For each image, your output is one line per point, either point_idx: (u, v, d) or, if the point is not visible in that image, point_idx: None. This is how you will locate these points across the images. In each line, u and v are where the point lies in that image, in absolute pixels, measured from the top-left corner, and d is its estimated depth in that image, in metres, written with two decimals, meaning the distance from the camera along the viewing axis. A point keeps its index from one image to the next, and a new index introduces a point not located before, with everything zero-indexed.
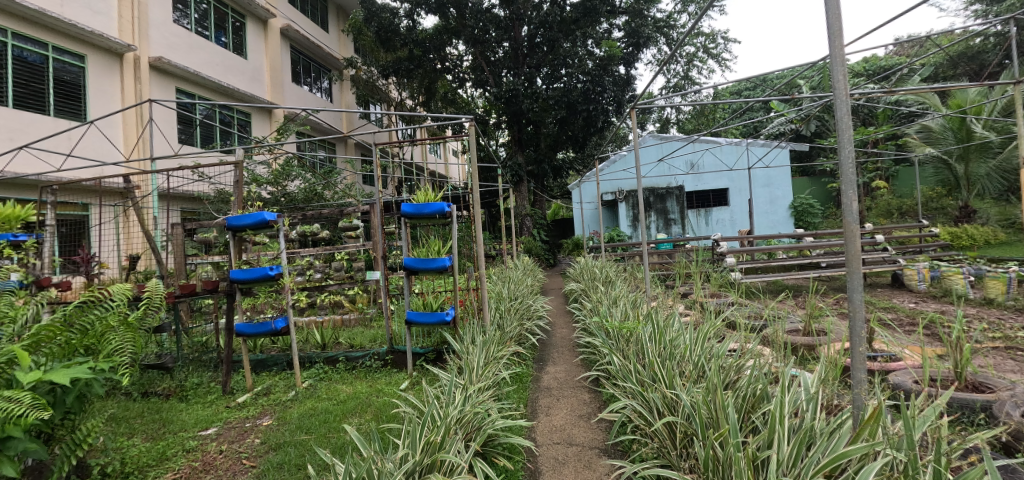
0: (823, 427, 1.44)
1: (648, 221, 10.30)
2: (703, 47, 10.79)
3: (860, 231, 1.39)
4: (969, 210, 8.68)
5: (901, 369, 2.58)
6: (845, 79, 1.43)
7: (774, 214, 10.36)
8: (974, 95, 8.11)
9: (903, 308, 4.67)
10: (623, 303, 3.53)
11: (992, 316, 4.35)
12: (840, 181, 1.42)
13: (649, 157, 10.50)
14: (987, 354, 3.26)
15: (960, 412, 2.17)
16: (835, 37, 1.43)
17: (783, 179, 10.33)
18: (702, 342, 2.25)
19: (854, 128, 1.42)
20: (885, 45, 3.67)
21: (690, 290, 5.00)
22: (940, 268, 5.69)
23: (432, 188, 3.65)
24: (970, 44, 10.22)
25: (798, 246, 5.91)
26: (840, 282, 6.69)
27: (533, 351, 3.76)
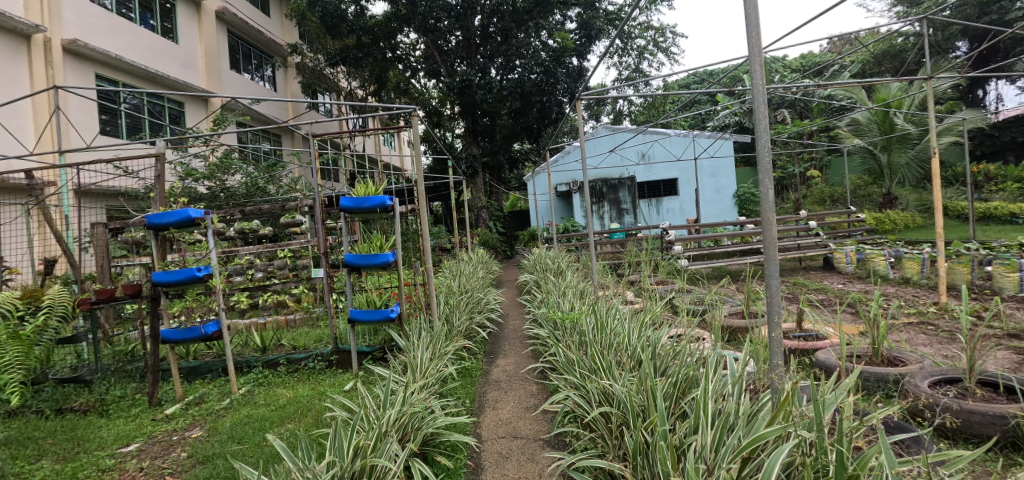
0: (746, 410, 1.49)
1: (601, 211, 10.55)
2: (653, 40, 10.98)
3: (775, 219, 1.43)
4: (891, 197, 9.45)
5: (824, 347, 2.76)
6: (762, 70, 1.45)
7: (720, 203, 10.87)
8: (895, 90, 8.83)
9: (832, 289, 5.01)
10: (570, 293, 3.56)
11: (908, 294, 4.74)
12: (757, 168, 1.46)
13: (601, 148, 10.69)
14: (901, 330, 3.55)
15: (874, 384, 2.37)
16: (753, 29, 1.45)
17: (727, 169, 10.80)
18: (639, 331, 2.29)
19: (770, 120, 1.45)
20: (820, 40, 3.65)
21: (640, 277, 5.16)
22: (864, 250, 6.16)
23: (373, 181, 3.50)
24: (893, 43, 11.03)
25: (740, 234, 6.19)
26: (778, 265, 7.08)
27: (483, 345, 3.73)
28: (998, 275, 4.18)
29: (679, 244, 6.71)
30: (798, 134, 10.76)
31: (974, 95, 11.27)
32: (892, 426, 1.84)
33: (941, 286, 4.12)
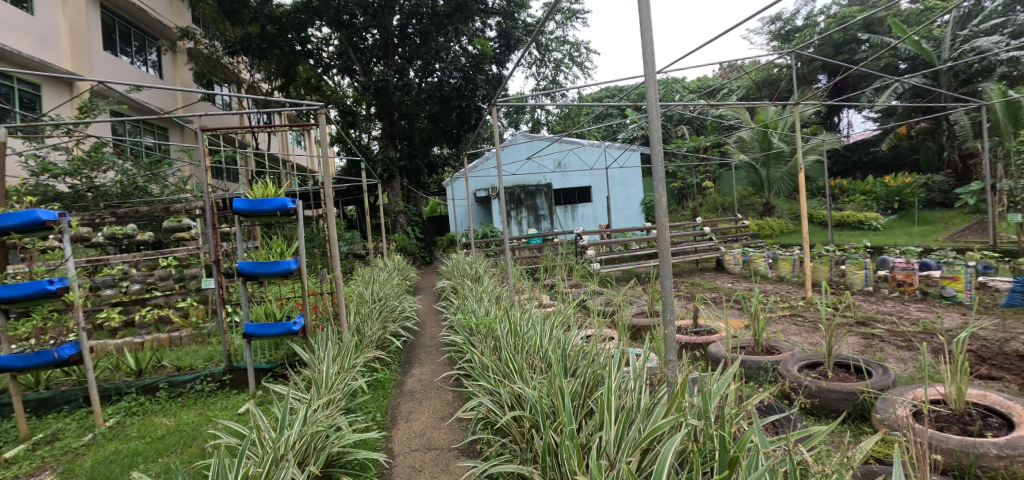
0: (646, 404, 1.59)
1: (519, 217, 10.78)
2: (569, 54, 11.49)
3: (668, 225, 1.55)
4: (769, 206, 10.83)
5: (714, 341, 3.06)
6: (657, 89, 1.58)
7: (628, 209, 11.66)
8: (772, 113, 10.14)
9: (722, 288, 5.60)
10: (487, 299, 3.56)
11: (782, 290, 5.45)
12: (652, 177, 1.57)
13: (519, 156, 10.96)
14: (777, 322, 4.05)
15: (754, 370, 2.68)
16: (647, 50, 1.56)
17: (635, 178, 11.64)
18: (550, 334, 2.36)
19: (663, 135, 1.57)
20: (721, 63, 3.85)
21: (555, 281, 5.36)
22: (747, 253, 6.97)
23: (273, 182, 3.22)
24: (770, 72, 12.68)
25: (646, 239, 6.67)
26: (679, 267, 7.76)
27: (398, 355, 3.60)
28: (849, 272, 4.96)
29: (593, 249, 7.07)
30: (694, 149, 11.93)
31: (831, 121, 13.32)
32: (767, 408, 2.08)
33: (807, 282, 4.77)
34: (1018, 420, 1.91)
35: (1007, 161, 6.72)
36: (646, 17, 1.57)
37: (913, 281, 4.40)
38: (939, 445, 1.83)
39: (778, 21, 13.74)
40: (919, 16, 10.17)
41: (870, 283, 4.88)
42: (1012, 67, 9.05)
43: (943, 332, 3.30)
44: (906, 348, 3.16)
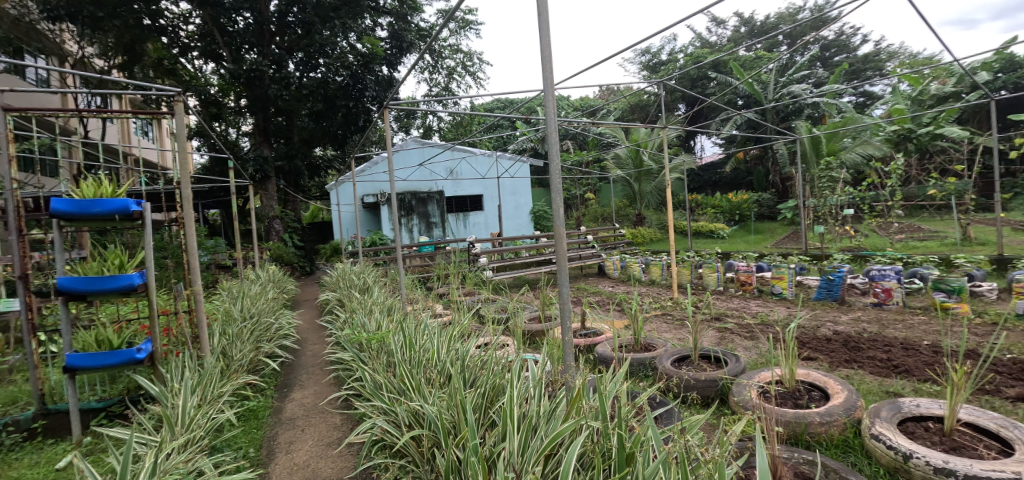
0: (545, 410, 1.63)
1: (410, 224, 10.49)
2: (462, 63, 11.55)
3: (565, 234, 1.61)
4: (641, 217, 12.14)
5: (600, 342, 3.28)
6: (555, 102, 1.63)
7: (518, 218, 12.10)
8: (643, 135, 11.43)
9: (604, 292, 6.09)
10: (378, 311, 3.36)
11: (653, 292, 6.11)
12: (550, 187, 1.62)
13: (411, 161, 10.68)
14: (651, 321, 4.52)
15: (635, 367, 2.93)
16: (546, 65, 1.61)
17: (524, 188, 12.13)
18: (448, 345, 2.30)
19: (560, 149, 1.63)
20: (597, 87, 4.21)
21: (449, 290, 5.30)
22: (624, 259, 7.68)
23: (109, 178, 2.65)
24: (640, 98, 14.28)
25: (536, 246, 6.97)
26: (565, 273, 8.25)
27: (274, 379, 3.20)
28: (705, 275, 5.74)
29: (486, 256, 7.16)
30: (578, 163, 12.88)
31: (688, 144, 15.44)
32: (649, 400, 2.29)
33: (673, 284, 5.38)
34: (831, 392, 2.37)
35: (811, 184, 8.47)
36: (545, 30, 1.63)
37: (752, 281, 5.23)
38: (779, 418, 2.18)
39: (647, 54, 15.56)
40: (751, 62, 12.37)
41: (720, 284, 5.70)
42: (813, 110, 11.47)
43: (774, 323, 3.98)
44: (748, 338, 3.74)
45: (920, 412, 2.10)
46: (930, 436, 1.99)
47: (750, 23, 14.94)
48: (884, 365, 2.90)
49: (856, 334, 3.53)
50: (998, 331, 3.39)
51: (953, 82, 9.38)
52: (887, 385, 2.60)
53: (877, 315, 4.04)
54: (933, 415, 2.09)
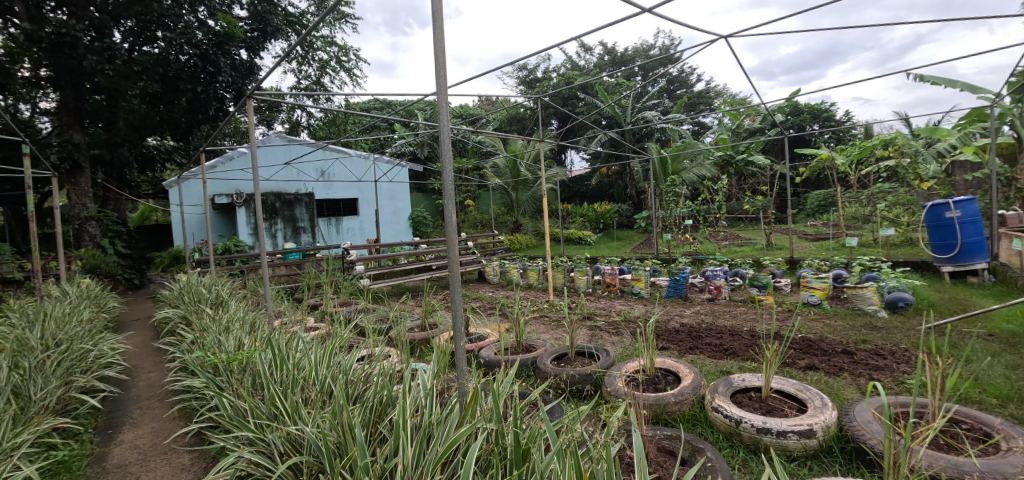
0: (439, 418, 1.62)
1: (273, 229, 9.44)
2: (336, 57, 10.80)
3: (458, 240, 1.63)
4: (518, 224, 12.73)
5: (485, 346, 3.36)
6: (448, 107, 1.64)
7: (396, 224, 11.73)
8: (520, 146, 12.05)
9: (485, 297, 6.24)
10: (238, 328, 2.95)
11: (530, 295, 6.44)
12: (442, 190, 1.64)
13: (275, 159, 9.62)
14: (530, 323, 4.76)
15: (518, 368, 3.09)
16: (440, 71, 1.62)
17: (403, 193, 11.81)
18: (328, 360, 2.14)
19: (454, 155, 1.65)
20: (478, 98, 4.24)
21: (321, 301, 4.89)
22: (504, 264, 7.95)
23: None
24: (517, 111, 15.00)
25: (416, 253, 6.83)
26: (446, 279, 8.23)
27: (92, 419, 2.58)
28: (577, 278, 6.24)
29: (362, 264, 6.78)
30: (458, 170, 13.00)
31: (560, 157, 16.69)
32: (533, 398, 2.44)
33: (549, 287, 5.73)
34: (682, 375, 2.78)
35: (660, 198, 9.82)
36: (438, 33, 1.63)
37: (616, 283, 5.84)
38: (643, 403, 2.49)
39: (524, 70, 16.44)
40: (613, 88, 13.90)
41: (590, 286, 6.25)
42: (660, 134, 13.35)
43: (634, 319, 4.52)
44: (614, 334, 4.18)
45: (745, 384, 2.59)
46: (753, 403, 2.46)
47: (612, 53, 16.80)
48: (718, 349, 3.50)
49: (696, 325, 4.19)
50: (790, 317, 4.35)
51: (758, 120, 11.79)
52: (721, 365, 3.15)
53: (711, 308, 4.85)
54: (754, 386, 2.60)
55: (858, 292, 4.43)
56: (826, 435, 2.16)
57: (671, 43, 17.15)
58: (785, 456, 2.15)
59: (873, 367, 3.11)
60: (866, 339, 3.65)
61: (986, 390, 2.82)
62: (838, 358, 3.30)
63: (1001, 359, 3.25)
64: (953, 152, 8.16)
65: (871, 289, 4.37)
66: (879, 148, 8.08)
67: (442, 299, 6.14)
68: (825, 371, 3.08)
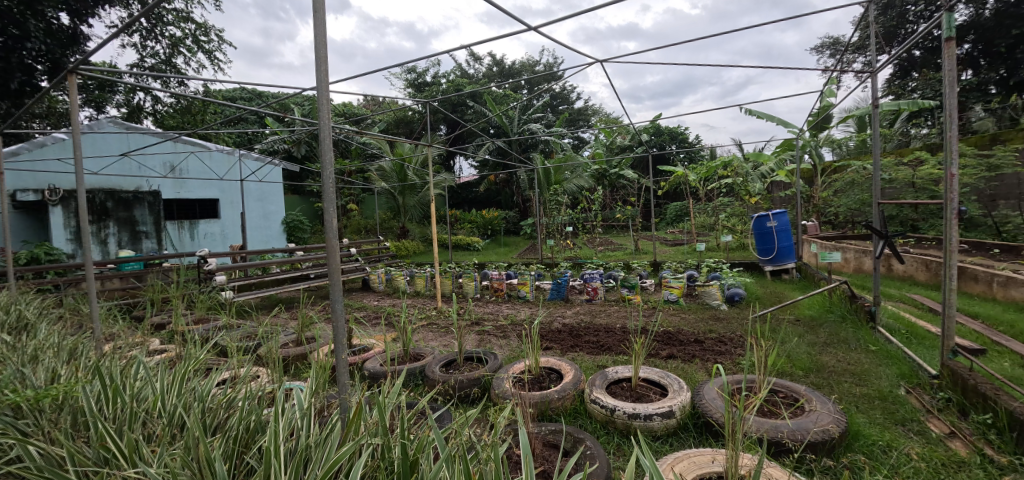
0: (318, 438, 1.51)
1: (103, 235, 7.85)
2: (193, 35, 9.26)
3: (338, 247, 1.56)
4: (405, 230, 12.36)
5: (370, 358, 3.22)
6: (329, 104, 1.55)
7: (266, 229, 10.58)
8: (408, 149, 11.78)
9: (370, 307, 5.94)
10: (51, 356, 2.40)
11: (418, 302, 6.29)
12: (322, 190, 1.53)
13: (106, 150, 7.99)
14: (418, 331, 4.66)
15: (405, 378, 3.03)
16: (320, 64, 1.50)
17: (275, 195, 10.72)
18: (179, 387, 1.86)
19: (335, 156, 1.55)
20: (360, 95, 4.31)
21: (166, 319, 4.18)
22: (390, 272, 7.65)
23: None
24: (405, 114, 14.61)
25: (290, 261, 6.24)
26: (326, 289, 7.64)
27: None
28: (465, 284, 6.28)
29: (223, 274, 5.96)
30: (340, 172, 12.19)
31: (449, 163, 16.69)
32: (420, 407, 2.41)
33: (437, 294, 5.64)
34: (564, 372, 2.99)
35: (544, 206, 10.38)
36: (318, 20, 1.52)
37: (503, 287, 6.01)
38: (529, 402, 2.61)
39: (412, 72, 16.12)
40: (501, 99, 14.37)
41: (478, 291, 6.33)
42: (544, 146, 14.16)
43: (519, 322, 4.71)
44: (501, 337, 4.30)
45: (618, 376, 2.87)
46: (625, 392, 2.74)
47: (500, 64, 17.38)
48: (594, 346, 3.83)
49: (576, 325, 4.51)
50: (653, 313, 4.93)
51: (628, 138, 13.20)
52: (598, 360, 3.44)
53: (589, 308, 5.26)
54: (625, 377, 2.88)
55: (706, 290, 5.20)
56: (682, 413, 2.50)
57: (553, 61, 18.35)
58: (651, 437, 2.43)
59: (717, 352, 3.69)
60: (711, 329, 4.31)
61: (793, 364, 3.53)
62: (690, 347, 3.84)
63: (803, 339, 4.09)
64: (769, 174, 10.09)
65: (714, 286, 5.17)
66: (719, 167, 9.62)
67: (320, 311, 5.68)
68: (680, 359, 3.56)
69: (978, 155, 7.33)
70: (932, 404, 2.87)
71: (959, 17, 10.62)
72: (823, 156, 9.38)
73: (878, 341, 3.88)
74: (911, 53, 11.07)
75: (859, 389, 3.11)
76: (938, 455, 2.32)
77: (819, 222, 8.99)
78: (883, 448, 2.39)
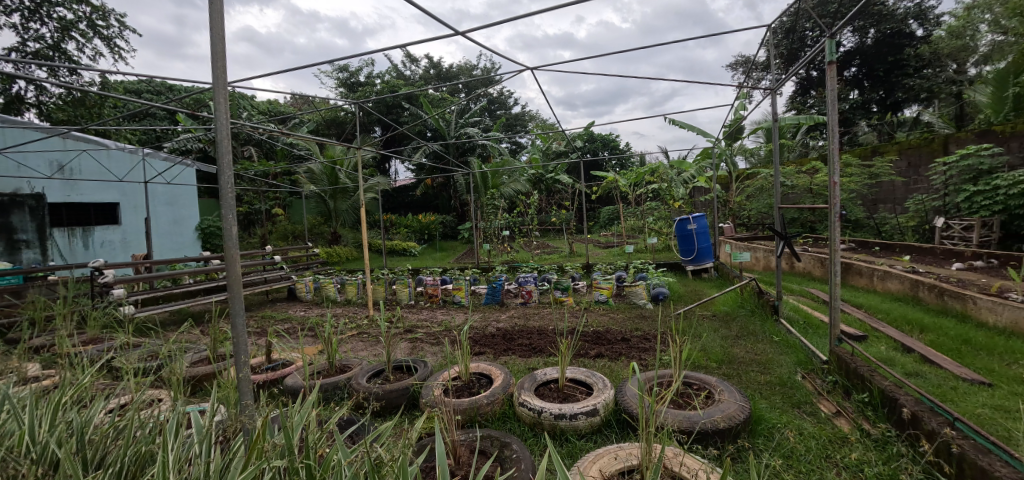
0: (219, 464, 1.40)
1: None
2: (88, 19, 8.15)
3: (239, 255, 1.60)
4: (337, 235, 11.82)
5: (291, 374, 3.04)
6: (227, 101, 1.63)
7: (179, 236, 9.65)
8: (339, 152, 11.30)
9: (295, 318, 5.60)
10: None
11: (348, 311, 6.01)
12: (221, 201, 1.59)
13: None
14: (347, 341, 4.45)
15: (328, 392, 2.89)
16: (217, 62, 1.59)
17: (188, 199, 9.85)
18: (52, 421, 1.63)
19: (234, 156, 1.63)
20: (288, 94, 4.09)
21: (47, 341, 3.66)
22: (318, 280, 7.24)
23: None
24: (337, 114, 13.98)
25: (204, 270, 5.73)
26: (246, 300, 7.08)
27: None
28: (399, 291, 6.11)
29: (122, 287, 5.33)
30: (264, 174, 11.41)
31: (384, 166, 16.19)
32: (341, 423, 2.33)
33: (368, 302, 5.42)
34: (493, 376, 2.99)
35: (482, 210, 10.38)
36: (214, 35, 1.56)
37: (437, 293, 5.92)
38: (458, 408, 2.60)
39: (345, 71, 15.49)
40: (438, 102, 14.23)
41: (412, 298, 6.18)
42: (482, 150, 14.19)
43: (453, 328, 4.66)
44: (434, 344, 4.22)
45: (546, 378, 2.92)
46: (552, 393, 2.79)
47: (437, 67, 17.21)
48: (527, 349, 3.88)
49: (510, 328, 4.55)
50: (584, 314, 5.09)
51: (563, 144, 13.59)
52: (529, 363, 3.49)
53: (523, 312, 5.33)
54: (553, 378, 2.95)
55: (633, 290, 5.48)
56: (606, 410, 2.59)
57: (491, 66, 18.48)
58: (576, 435, 2.50)
59: (642, 349, 3.88)
60: (637, 327, 4.53)
61: (708, 357, 3.79)
62: (617, 345, 4.01)
63: (718, 333, 4.42)
64: (691, 180, 10.84)
65: (640, 286, 5.45)
66: (647, 173, 10.19)
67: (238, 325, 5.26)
68: (608, 357, 3.70)
69: (861, 165, 8.38)
70: (823, 387, 3.21)
71: (846, 43, 12.09)
72: (736, 164, 10.24)
73: (780, 332, 4.28)
74: (808, 74, 12.44)
75: (763, 376, 3.41)
76: (825, 433, 2.59)
77: (734, 224, 9.80)
78: (782, 429, 2.64)
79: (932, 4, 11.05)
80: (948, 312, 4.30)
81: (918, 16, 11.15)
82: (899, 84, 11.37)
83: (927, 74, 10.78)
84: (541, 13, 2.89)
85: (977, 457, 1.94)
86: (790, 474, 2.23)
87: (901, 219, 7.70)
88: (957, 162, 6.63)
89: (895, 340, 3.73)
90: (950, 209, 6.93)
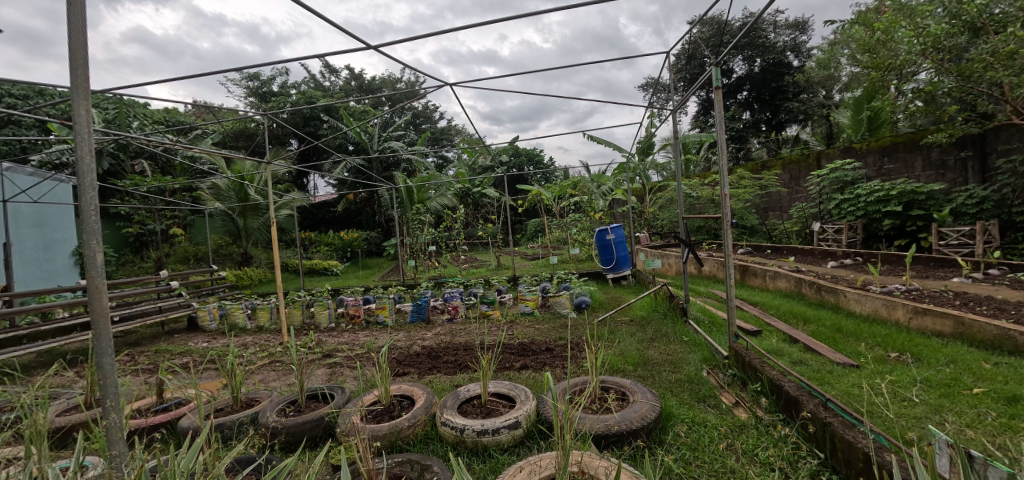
0: None
1: None
2: None
3: (104, 287, 1.48)
4: (247, 256, 10.92)
5: (187, 415, 2.74)
6: (89, 112, 1.50)
7: (49, 262, 8.35)
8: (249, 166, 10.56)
9: (196, 350, 5.06)
10: None
11: (260, 339, 5.53)
12: (81, 224, 1.44)
13: None
14: (256, 372, 4.09)
15: (231, 430, 2.65)
16: (76, 66, 1.47)
17: (60, 219, 8.59)
18: None
19: (97, 172, 1.50)
20: (188, 104, 3.81)
21: None
22: (224, 307, 6.56)
23: None
24: (247, 125, 13.07)
25: (82, 300, 4.97)
26: (136, 334, 6.26)
27: None
28: (317, 313, 5.77)
29: None
30: (159, 190, 10.28)
31: (302, 181, 15.32)
32: (240, 463, 2.15)
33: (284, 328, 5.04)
34: (415, 397, 2.91)
35: (407, 224, 10.17)
36: (74, 43, 1.47)
37: (360, 314, 5.67)
38: (376, 435, 2.51)
39: (256, 79, 14.56)
40: (360, 114, 13.82)
41: (332, 320, 5.86)
42: (407, 165, 14.01)
43: (374, 350, 4.47)
44: (355, 369, 4.04)
45: (469, 394, 2.91)
46: (475, 409, 2.78)
47: (358, 79, 16.76)
48: (452, 366, 3.85)
49: (435, 346, 4.47)
50: (509, 327, 5.16)
51: (489, 158, 13.82)
52: (454, 380, 3.46)
53: (450, 328, 5.29)
54: (476, 394, 2.93)
55: (557, 300, 5.67)
56: (529, 422, 2.63)
57: (415, 79, 18.36)
58: (499, 449, 2.52)
59: (564, 358, 4.02)
60: (560, 336, 4.68)
61: (626, 360, 4.02)
62: (541, 355, 4.10)
63: (634, 337, 4.69)
64: (609, 192, 11.50)
65: (563, 296, 5.65)
66: (569, 187, 10.63)
67: (124, 365, 4.63)
68: (532, 368, 3.78)
69: (753, 177, 9.43)
70: (725, 381, 3.51)
71: (738, 70, 13.58)
72: (650, 177, 11.03)
73: (689, 332, 4.64)
74: (707, 96, 13.82)
75: (674, 375, 3.67)
76: (727, 423, 2.84)
77: (649, 233, 10.52)
78: (689, 423, 2.85)
79: (804, 40, 12.86)
80: (825, 304, 4.94)
81: (794, 49, 12.90)
82: (782, 107, 13.03)
83: (802, 99, 12.48)
84: (463, 29, 3.01)
85: (845, 432, 2.22)
86: (691, 467, 2.42)
87: (787, 224, 8.75)
88: (828, 175, 7.71)
89: (784, 333, 4.18)
90: (824, 215, 8.01)
